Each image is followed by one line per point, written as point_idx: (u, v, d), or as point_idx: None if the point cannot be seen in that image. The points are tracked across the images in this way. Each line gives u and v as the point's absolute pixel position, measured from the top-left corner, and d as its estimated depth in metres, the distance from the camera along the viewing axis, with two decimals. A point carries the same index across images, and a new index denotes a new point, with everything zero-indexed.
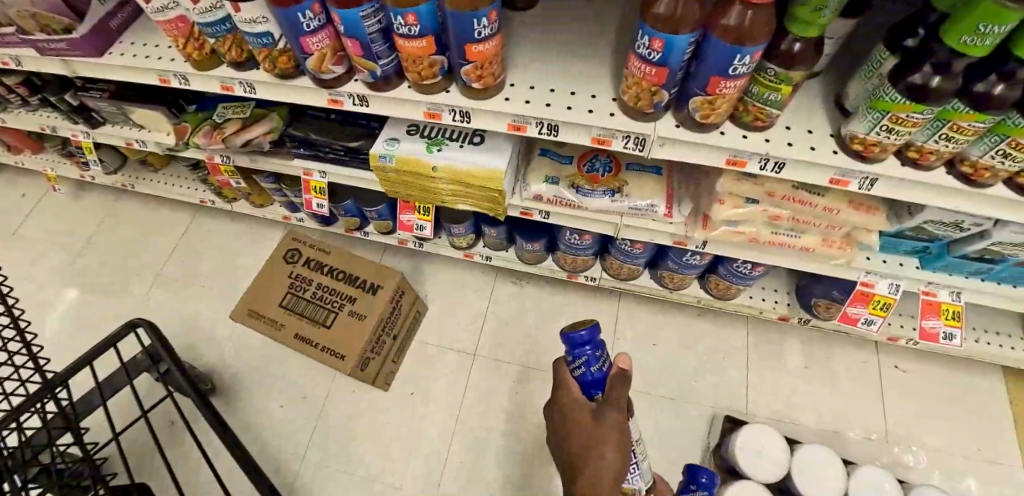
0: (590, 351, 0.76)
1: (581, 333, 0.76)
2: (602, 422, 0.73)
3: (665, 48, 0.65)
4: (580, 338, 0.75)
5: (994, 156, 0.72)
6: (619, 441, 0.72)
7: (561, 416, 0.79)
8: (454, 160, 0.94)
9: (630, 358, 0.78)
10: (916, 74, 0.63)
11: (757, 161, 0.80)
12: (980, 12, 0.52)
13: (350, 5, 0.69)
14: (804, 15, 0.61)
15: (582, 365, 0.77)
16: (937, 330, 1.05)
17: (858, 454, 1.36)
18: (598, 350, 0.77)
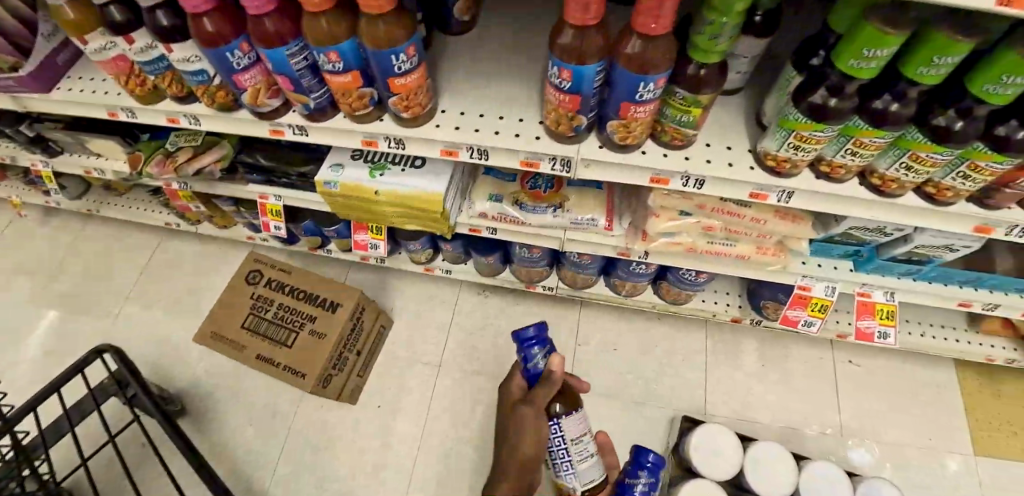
0: (532, 348, 0.90)
1: (526, 333, 0.90)
2: (520, 414, 0.88)
3: (573, 78, 0.67)
4: (525, 337, 0.90)
5: (899, 169, 0.76)
6: (533, 432, 0.86)
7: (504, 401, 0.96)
8: (396, 185, 0.97)
9: (563, 365, 0.92)
10: (815, 95, 0.67)
11: (679, 179, 0.83)
12: (865, 36, 0.58)
13: (274, 45, 0.71)
14: (701, 43, 0.64)
15: (524, 359, 0.92)
16: (873, 330, 1.10)
17: (811, 448, 1.42)
18: (538, 351, 0.91)
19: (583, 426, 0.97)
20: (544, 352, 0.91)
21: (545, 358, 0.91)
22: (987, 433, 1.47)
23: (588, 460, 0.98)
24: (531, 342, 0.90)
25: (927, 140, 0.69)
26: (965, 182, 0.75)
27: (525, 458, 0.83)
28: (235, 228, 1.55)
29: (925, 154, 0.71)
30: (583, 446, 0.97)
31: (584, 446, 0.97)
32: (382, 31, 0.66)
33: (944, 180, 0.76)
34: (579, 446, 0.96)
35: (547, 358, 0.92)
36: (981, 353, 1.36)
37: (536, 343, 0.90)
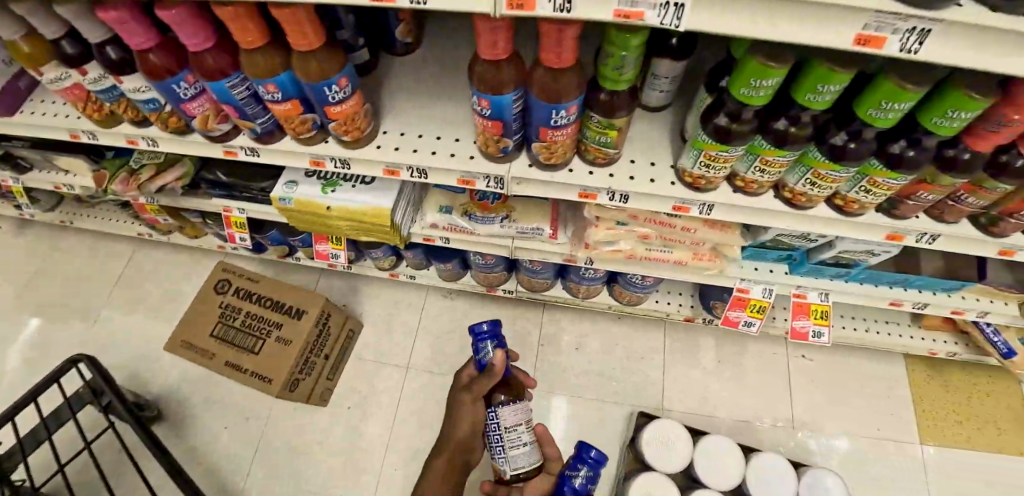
0: (484, 343, 1.01)
1: (481, 328, 1.02)
2: (461, 402, 1.06)
3: (492, 106, 0.72)
4: (479, 331, 1.02)
5: (806, 184, 0.81)
6: (470, 418, 1.05)
7: (459, 382, 1.13)
8: (347, 201, 1.02)
9: (505, 361, 1.01)
10: (718, 118, 0.72)
11: (605, 194, 0.88)
12: (751, 69, 0.63)
13: (215, 78, 0.75)
14: (607, 73, 0.68)
15: (475, 350, 1.03)
16: (807, 329, 1.18)
17: (756, 440, 1.54)
18: (488, 346, 1.02)
19: (523, 416, 1.07)
20: (493, 347, 1.02)
21: (492, 353, 1.01)
22: (931, 423, 1.61)
23: (522, 447, 1.07)
24: (484, 336, 1.02)
25: (825, 159, 0.75)
26: (867, 196, 0.81)
27: (459, 440, 1.06)
28: (206, 237, 1.60)
29: (825, 172, 0.77)
30: (517, 434, 1.06)
31: (519, 433, 1.06)
32: (313, 65, 0.70)
33: (849, 193, 0.82)
34: (514, 433, 1.05)
35: (494, 354, 1.02)
36: (925, 347, 1.49)
37: (488, 338, 1.01)
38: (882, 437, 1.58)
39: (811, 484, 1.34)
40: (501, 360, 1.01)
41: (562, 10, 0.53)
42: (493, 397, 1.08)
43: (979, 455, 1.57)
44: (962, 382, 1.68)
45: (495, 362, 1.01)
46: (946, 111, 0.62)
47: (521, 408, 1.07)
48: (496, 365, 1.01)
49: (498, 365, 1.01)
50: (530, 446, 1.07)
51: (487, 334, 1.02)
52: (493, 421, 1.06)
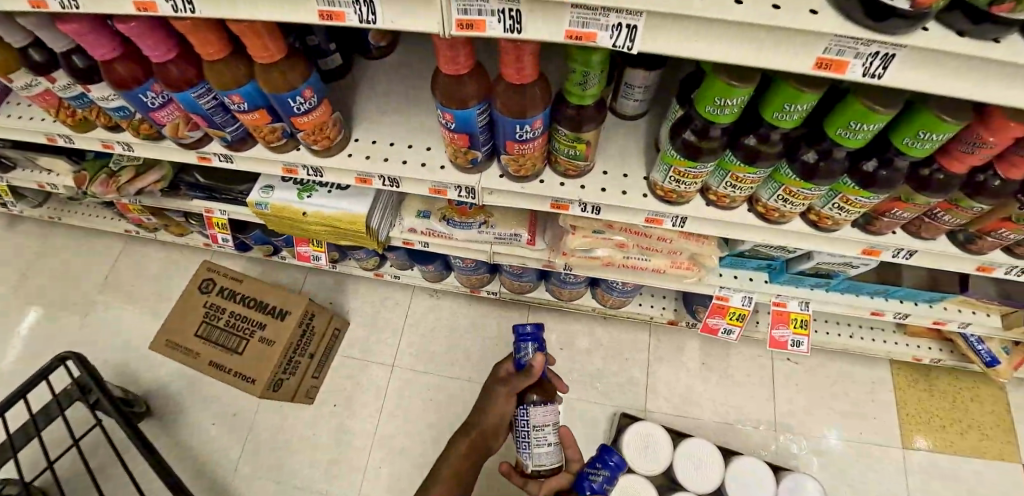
0: (527, 344, 1.03)
1: (525, 329, 1.04)
2: (496, 394, 1.11)
3: (458, 120, 0.70)
4: (522, 331, 1.04)
5: (778, 200, 0.80)
6: (501, 409, 1.09)
7: (496, 374, 1.16)
8: (322, 206, 1.02)
9: (544, 363, 1.02)
10: (686, 134, 0.71)
11: (577, 206, 0.87)
12: (716, 87, 0.62)
13: (179, 88, 0.74)
14: (573, 88, 0.67)
15: (515, 348, 1.05)
16: (786, 338, 1.18)
17: (737, 442, 1.56)
18: (530, 346, 1.03)
19: (557, 417, 1.09)
20: (535, 351, 1.04)
21: (531, 354, 1.03)
22: (915, 428, 1.64)
23: (546, 446, 1.09)
24: (529, 337, 1.04)
25: (796, 177, 0.74)
26: (841, 212, 0.80)
27: (486, 429, 1.12)
28: (192, 235, 1.61)
29: (796, 189, 0.76)
30: (545, 434, 1.08)
31: (547, 433, 1.09)
32: (276, 77, 0.69)
33: (824, 209, 0.81)
34: (542, 433, 1.08)
35: (534, 355, 1.04)
36: (910, 353, 1.55)
37: (531, 339, 1.04)
38: (863, 440, 1.61)
39: (790, 488, 1.35)
40: (539, 362, 1.03)
41: (512, 30, 0.53)
42: (526, 395, 1.10)
43: (960, 458, 1.59)
44: (947, 386, 1.70)
45: (534, 363, 1.03)
46: (916, 132, 0.60)
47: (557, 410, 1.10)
48: (535, 366, 1.02)
49: (536, 366, 1.03)
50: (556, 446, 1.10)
51: (530, 336, 1.04)
52: (523, 417, 1.08)
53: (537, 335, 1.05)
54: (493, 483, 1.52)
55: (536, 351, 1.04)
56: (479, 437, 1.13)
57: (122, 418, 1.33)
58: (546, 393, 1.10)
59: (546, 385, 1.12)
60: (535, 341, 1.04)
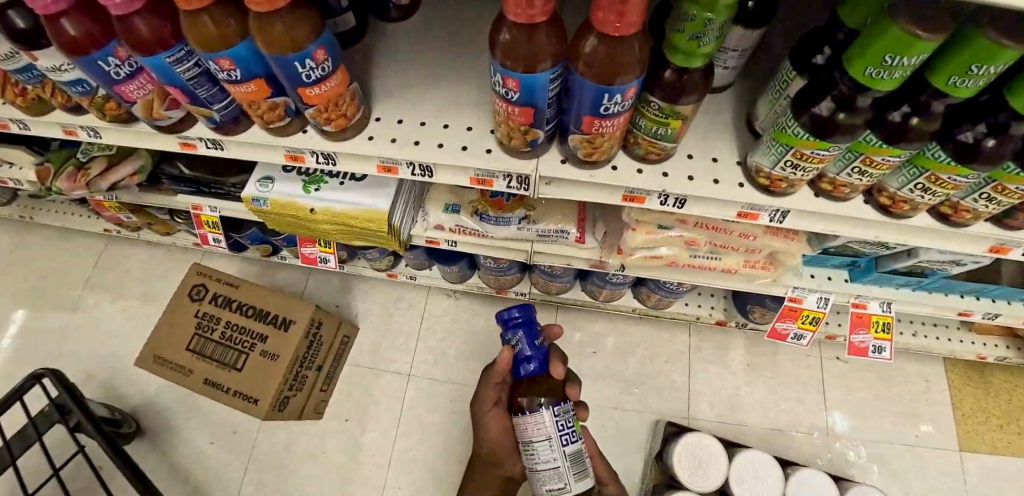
0: (506, 334, 0.82)
1: (508, 315, 0.82)
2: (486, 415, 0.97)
3: (523, 88, 0.53)
4: (507, 318, 0.82)
5: (913, 190, 0.66)
6: (497, 432, 0.96)
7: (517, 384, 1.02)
8: (333, 202, 0.85)
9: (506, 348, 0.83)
10: (819, 106, 0.54)
11: (656, 197, 0.71)
12: (887, 40, 0.45)
13: (150, 51, 0.56)
14: (681, 44, 0.50)
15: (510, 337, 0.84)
16: (867, 344, 1.06)
17: (788, 450, 1.44)
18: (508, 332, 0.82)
19: (534, 433, 0.78)
20: (516, 343, 0.81)
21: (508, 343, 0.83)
22: (973, 428, 1.51)
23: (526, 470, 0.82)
24: (513, 325, 0.81)
25: (950, 161, 0.58)
26: (987, 204, 0.66)
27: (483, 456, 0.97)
28: (180, 234, 1.44)
29: (946, 177, 0.61)
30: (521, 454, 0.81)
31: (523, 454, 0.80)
32: (279, 31, 0.51)
33: (963, 200, 0.67)
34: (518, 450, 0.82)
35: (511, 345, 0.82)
36: (974, 351, 1.42)
37: (515, 326, 0.81)
38: (919, 444, 1.49)
39: None
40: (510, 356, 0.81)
41: None
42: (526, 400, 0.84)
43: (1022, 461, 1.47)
44: (1004, 384, 1.58)
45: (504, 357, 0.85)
46: None
47: (547, 419, 0.78)
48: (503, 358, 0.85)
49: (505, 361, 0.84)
50: (542, 481, 0.80)
51: (518, 322, 0.81)
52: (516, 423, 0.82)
53: (527, 324, 0.81)
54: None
55: (523, 345, 0.80)
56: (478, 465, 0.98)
57: (106, 441, 1.17)
58: (547, 392, 0.81)
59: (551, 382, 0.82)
60: (522, 331, 0.81)
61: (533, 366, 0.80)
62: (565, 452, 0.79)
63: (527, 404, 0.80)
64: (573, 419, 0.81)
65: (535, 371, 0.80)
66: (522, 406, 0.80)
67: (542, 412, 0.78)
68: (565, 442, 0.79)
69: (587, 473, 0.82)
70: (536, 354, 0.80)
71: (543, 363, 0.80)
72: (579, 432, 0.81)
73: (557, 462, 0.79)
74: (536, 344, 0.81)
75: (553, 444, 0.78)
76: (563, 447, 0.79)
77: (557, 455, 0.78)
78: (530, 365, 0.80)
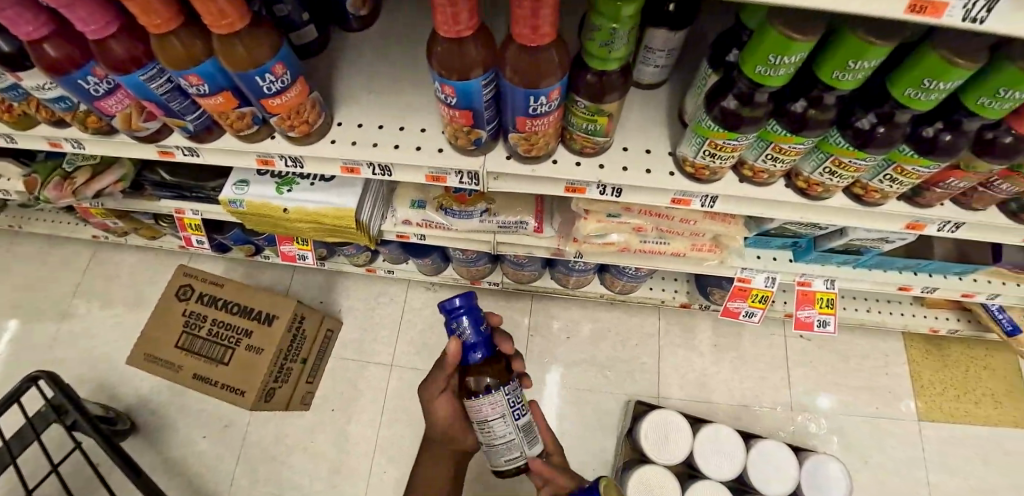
0: (449, 322, 0.76)
1: (450, 302, 0.75)
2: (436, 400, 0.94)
3: (459, 94, 0.60)
4: (452, 308, 0.74)
5: (823, 173, 0.73)
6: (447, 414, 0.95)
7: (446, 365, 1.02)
8: (304, 201, 0.91)
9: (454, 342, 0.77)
10: (725, 101, 0.61)
11: (595, 188, 0.78)
12: (770, 42, 0.51)
13: (125, 70, 0.62)
14: (595, 50, 0.56)
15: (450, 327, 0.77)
16: (812, 319, 1.14)
17: (753, 424, 1.53)
18: (456, 322, 0.75)
19: (490, 412, 0.80)
20: (462, 330, 0.75)
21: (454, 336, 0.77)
22: (931, 399, 1.60)
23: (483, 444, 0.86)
24: (454, 314, 0.75)
25: (849, 146, 0.66)
26: (892, 185, 0.73)
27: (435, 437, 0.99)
28: (166, 238, 1.50)
29: (847, 160, 0.68)
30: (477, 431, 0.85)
31: (478, 431, 0.84)
32: (238, 50, 0.57)
33: (872, 182, 0.74)
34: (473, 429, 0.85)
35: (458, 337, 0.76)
36: (926, 324, 1.50)
37: (459, 314, 0.75)
38: (877, 415, 1.57)
39: (811, 471, 1.32)
40: (456, 346, 0.77)
41: None
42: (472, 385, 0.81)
43: (975, 428, 1.56)
44: (960, 355, 1.66)
45: (449, 349, 0.78)
46: (995, 89, 0.53)
47: (495, 400, 0.80)
48: (449, 352, 0.78)
49: (451, 352, 0.78)
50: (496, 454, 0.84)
51: (459, 311, 0.75)
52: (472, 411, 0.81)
53: (473, 311, 0.76)
54: (484, 472, 1.47)
55: (467, 332, 0.75)
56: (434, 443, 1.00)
57: (100, 437, 1.23)
58: (494, 375, 0.80)
59: (497, 362, 0.82)
60: (468, 319, 0.75)
61: (478, 355, 0.77)
62: (518, 426, 0.84)
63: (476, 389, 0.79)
64: (521, 394, 0.85)
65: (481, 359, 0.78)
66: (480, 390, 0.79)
67: (492, 393, 0.79)
68: (518, 415, 0.83)
69: (534, 442, 0.87)
70: (482, 338, 0.77)
71: (485, 350, 0.77)
72: (527, 406, 0.85)
73: (512, 436, 0.83)
74: (479, 330, 0.77)
75: (507, 419, 0.82)
76: (516, 419, 0.83)
77: (511, 428, 0.83)
78: (477, 354, 0.77)
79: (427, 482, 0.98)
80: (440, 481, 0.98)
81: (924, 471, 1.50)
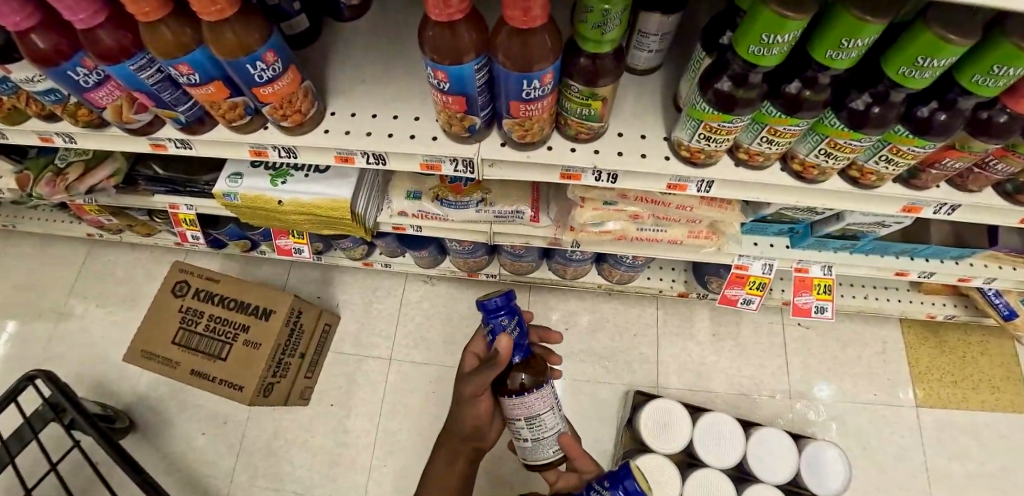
0: (493, 325, 0.68)
1: (492, 305, 0.67)
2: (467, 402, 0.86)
3: (452, 79, 0.59)
4: (493, 309, 0.67)
5: (819, 155, 0.73)
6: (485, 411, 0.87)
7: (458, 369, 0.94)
8: (298, 193, 0.91)
9: (506, 344, 0.69)
10: (720, 83, 0.61)
11: (591, 174, 0.78)
12: (763, 21, 0.50)
13: (114, 60, 0.61)
14: (588, 33, 0.56)
15: (490, 330, 0.69)
16: (809, 305, 1.14)
17: (751, 413, 1.53)
18: (506, 321, 0.68)
19: (541, 406, 0.78)
20: (510, 328, 0.69)
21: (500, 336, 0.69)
22: (929, 385, 1.60)
23: (527, 442, 0.83)
24: (497, 317, 0.67)
25: (844, 127, 0.65)
26: (888, 166, 0.73)
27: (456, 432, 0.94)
28: (161, 234, 1.50)
29: (842, 141, 0.68)
30: (521, 429, 0.81)
31: (527, 429, 0.80)
32: (228, 38, 0.56)
33: (867, 163, 0.74)
34: (516, 428, 0.81)
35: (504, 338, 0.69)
36: (923, 310, 1.51)
37: (504, 315, 0.67)
38: (874, 402, 1.58)
39: (810, 456, 1.33)
40: (507, 347, 0.69)
41: None
42: (510, 385, 0.76)
43: (973, 413, 1.56)
44: (957, 341, 1.67)
45: (501, 350, 0.69)
46: (990, 67, 0.52)
47: (543, 394, 0.78)
48: (499, 353, 0.70)
49: (499, 354, 0.71)
50: (542, 446, 0.83)
51: (501, 312, 0.68)
52: (517, 409, 0.77)
53: (514, 310, 0.69)
54: (491, 468, 1.47)
55: (513, 331, 0.69)
56: (453, 438, 0.97)
57: (99, 434, 1.22)
58: (534, 371, 0.78)
59: (531, 357, 0.79)
60: (513, 317, 0.69)
61: (523, 352, 0.73)
62: (560, 414, 0.84)
63: (520, 388, 0.76)
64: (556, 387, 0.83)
65: (524, 356, 0.74)
66: (524, 386, 0.76)
67: (539, 389, 0.77)
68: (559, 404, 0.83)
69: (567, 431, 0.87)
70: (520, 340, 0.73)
71: (525, 347, 0.74)
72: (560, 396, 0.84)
73: (558, 426, 0.83)
74: (520, 326, 0.71)
75: (553, 409, 0.81)
76: (559, 410, 0.83)
77: (556, 419, 0.82)
78: (522, 351, 0.73)
79: (439, 475, 0.96)
80: (456, 475, 0.96)
81: (922, 456, 1.51)
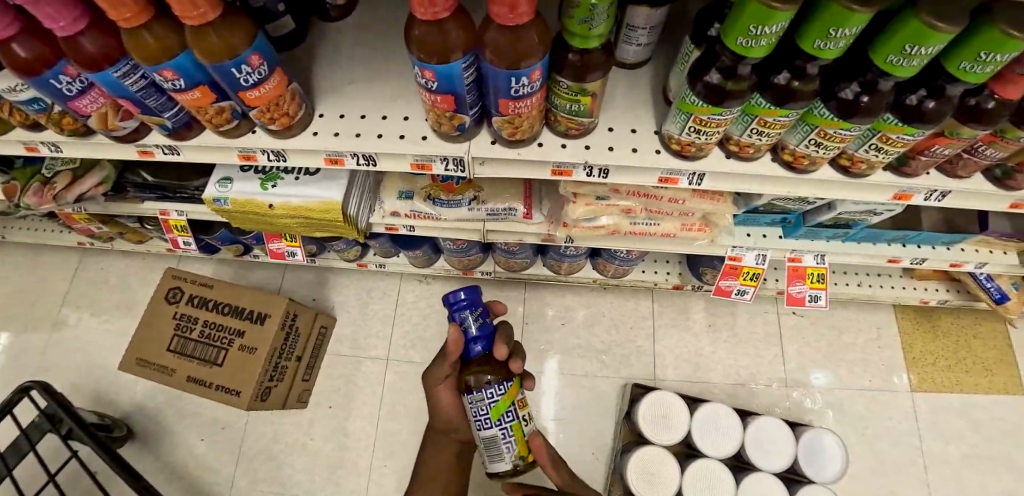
0: (453, 314, 0.76)
1: (454, 296, 0.76)
2: (437, 390, 0.90)
3: (440, 78, 0.58)
4: (455, 300, 0.75)
5: (809, 145, 0.73)
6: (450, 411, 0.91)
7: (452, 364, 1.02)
8: (289, 196, 0.90)
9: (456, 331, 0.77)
10: (709, 75, 0.60)
11: (582, 170, 0.78)
12: (750, 12, 0.50)
13: (97, 67, 0.60)
14: (574, 28, 0.55)
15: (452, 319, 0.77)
16: (804, 294, 1.15)
17: (747, 402, 1.55)
18: (464, 313, 0.75)
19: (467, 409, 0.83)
20: (466, 322, 0.76)
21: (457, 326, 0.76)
22: (923, 370, 1.62)
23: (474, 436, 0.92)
24: (458, 309, 0.76)
25: (833, 117, 0.65)
26: (877, 154, 0.73)
27: (437, 427, 0.96)
28: (152, 240, 1.48)
29: (832, 131, 0.68)
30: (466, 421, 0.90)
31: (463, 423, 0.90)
32: (213, 42, 0.56)
33: (858, 152, 0.75)
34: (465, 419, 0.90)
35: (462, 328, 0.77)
36: (916, 296, 1.52)
37: (463, 308, 0.75)
38: (871, 388, 1.59)
39: (808, 445, 1.34)
40: (456, 336, 0.77)
41: None
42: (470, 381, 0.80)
43: (967, 396, 1.58)
44: (951, 326, 1.68)
45: (450, 339, 0.78)
46: (977, 53, 0.52)
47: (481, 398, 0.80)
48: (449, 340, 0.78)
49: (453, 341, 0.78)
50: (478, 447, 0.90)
51: (463, 305, 0.75)
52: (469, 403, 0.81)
53: (473, 306, 0.76)
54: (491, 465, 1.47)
55: (469, 324, 0.76)
56: (439, 433, 0.97)
57: (97, 445, 1.21)
58: (497, 370, 0.80)
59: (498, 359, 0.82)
60: (469, 312, 0.76)
61: (483, 346, 0.77)
62: (484, 437, 0.84)
63: (478, 384, 0.79)
64: (491, 409, 0.81)
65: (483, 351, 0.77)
66: (473, 384, 0.80)
67: (480, 391, 0.79)
68: (480, 426, 0.83)
69: (502, 459, 0.86)
70: (482, 335, 0.76)
71: (489, 342, 0.78)
72: (497, 420, 0.83)
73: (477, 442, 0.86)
74: (482, 323, 0.77)
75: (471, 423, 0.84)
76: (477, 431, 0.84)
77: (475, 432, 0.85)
78: (483, 342, 0.77)
79: (429, 474, 0.97)
80: (442, 473, 0.97)
81: (918, 440, 1.53)
